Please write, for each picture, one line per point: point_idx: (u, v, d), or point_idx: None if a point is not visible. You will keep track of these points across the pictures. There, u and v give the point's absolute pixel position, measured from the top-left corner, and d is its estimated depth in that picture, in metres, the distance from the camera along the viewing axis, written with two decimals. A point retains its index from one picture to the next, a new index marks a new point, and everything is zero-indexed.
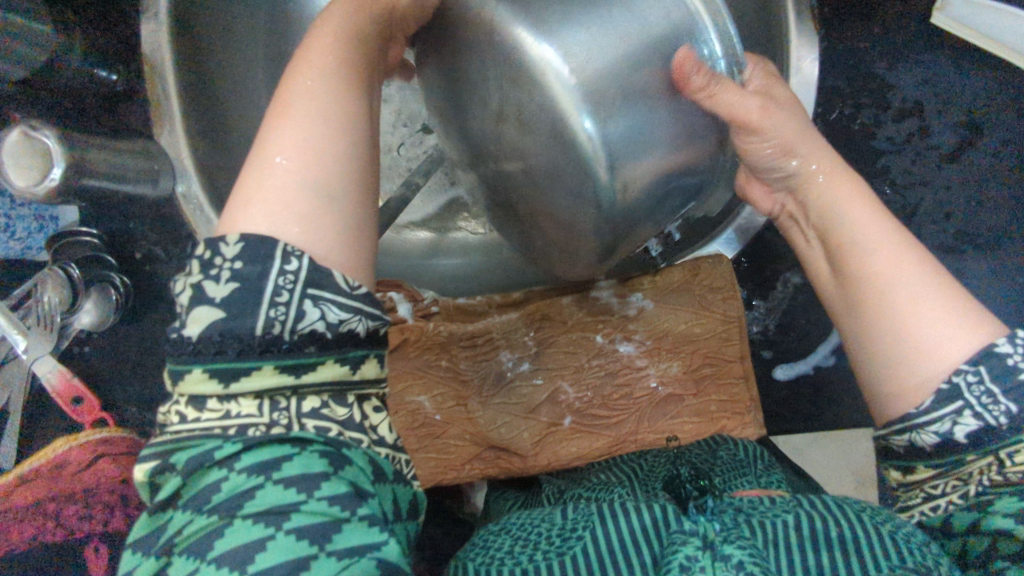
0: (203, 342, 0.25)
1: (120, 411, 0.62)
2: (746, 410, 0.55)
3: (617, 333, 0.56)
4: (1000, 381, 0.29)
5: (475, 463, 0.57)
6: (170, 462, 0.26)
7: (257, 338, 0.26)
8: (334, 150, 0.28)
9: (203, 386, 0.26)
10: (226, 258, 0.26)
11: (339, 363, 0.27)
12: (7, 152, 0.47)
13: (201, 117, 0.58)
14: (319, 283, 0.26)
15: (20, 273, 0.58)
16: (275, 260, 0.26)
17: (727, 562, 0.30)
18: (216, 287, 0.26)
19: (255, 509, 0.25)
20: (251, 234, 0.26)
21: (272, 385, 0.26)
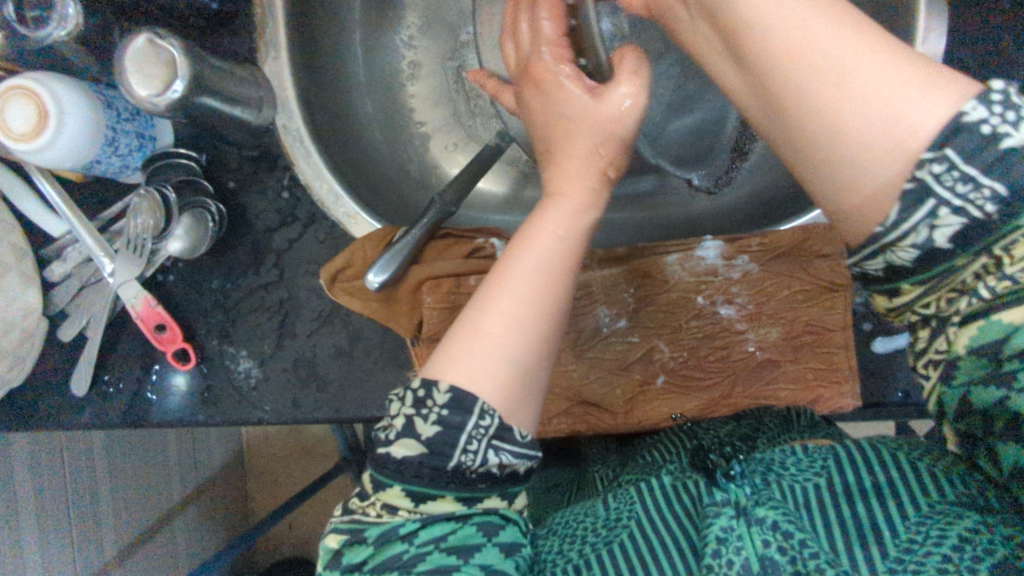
0: (406, 467, 0.36)
1: (201, 345, 0.60)
2: (844, 379, 0.54)
3: (719, 295, 0.56)
4: (973, 160, 0.28)
5: (563, 417, 0.57)
6: (367, 534, 0.37)
7: (448, 470, 0.36)
8: (529, 326, 0.38)
9: (398, 499, 0.36)
10: (436, 403, 0.36)
11: (501, 494, 0.38)
12: (132, 60, 0.46)
13: (304, 48, 0.58)
14: (502, 436, 0.36)
15: (115, 196, 0.58)
16: (474, 414, 0.35)
17: (764, 526, 0.40)
18: (424, 432, 0.35)
19: (426, 569, 0.35)
20: (459, 388, 0.36)
21: (449, 508, 0.36)
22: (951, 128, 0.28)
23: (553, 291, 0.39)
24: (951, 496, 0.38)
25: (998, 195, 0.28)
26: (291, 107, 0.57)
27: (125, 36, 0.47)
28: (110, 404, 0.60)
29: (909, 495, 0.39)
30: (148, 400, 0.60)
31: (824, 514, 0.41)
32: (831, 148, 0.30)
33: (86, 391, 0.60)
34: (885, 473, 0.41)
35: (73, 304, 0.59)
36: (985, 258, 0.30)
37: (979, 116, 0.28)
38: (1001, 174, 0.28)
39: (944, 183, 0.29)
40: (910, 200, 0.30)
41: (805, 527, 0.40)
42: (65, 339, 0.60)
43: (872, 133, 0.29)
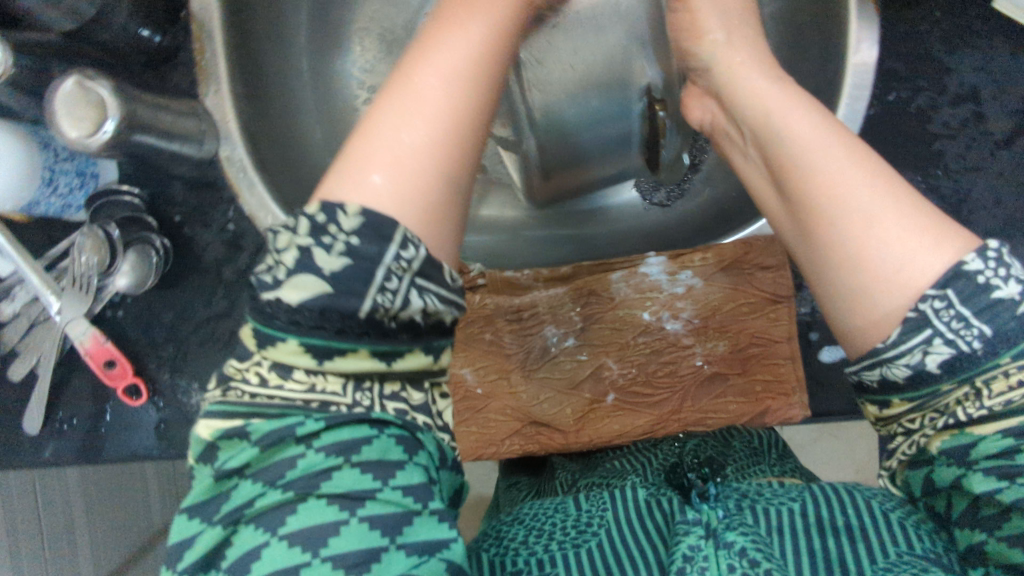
0: (308, 314, 0.29)
1: (153, 379, 0.60)
2: (792, 391, 0.55)
3: (665, 311, 0.56)
4: (969, 303, 0.31)
5: (515, 438, 0.57)
6: (249, 430, 0.30)
7: (360, 317, 0.30)
8: (445, 148, 0.34)
9: (295, 357, 0.30)
10: (343, 230, 0.30)
11: (425, 352, 0.33)
12: (62, 102, 0.46)
13: (245, 79, 0.58)
14: (426, 274, 0.32)
15: (63, 234, 0.59)
16: (394, 244, 0.31)
17: (731, 550, 0.38)
18: (331, 259, 0.30)
19: (332, 491, 0.30)
20: (372, 214, 0.31)
21: (364, 365, 0.31)
22: (949, 275, 0.32)
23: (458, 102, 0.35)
24: (921, 551, 0.37)
25: (984, 334, 0.31)
26: (234, 139, 0.56)
27: (55, 79, 0.47)
28: (65, 442, 0.60)
29: (880, 541, 0.38)
30: (101, 436, 0.60)
31: (797, 542, 0.40)
32: (848, 256, 0.35)
33: (39, 430, 0.60)
34: (859, 518, 0.40)
35: (21, 343, 0.59)
36: (967, 387, 0.32)
37: (975, 268, 0.32)
38: (989, 317, 0.31)
39: (945, 321, 0.32)
40: (910, 325, 0.32)
41: (773, 551, 0.39)
42: (16, 379, 0.60)
43: (883, 264, 0.34)
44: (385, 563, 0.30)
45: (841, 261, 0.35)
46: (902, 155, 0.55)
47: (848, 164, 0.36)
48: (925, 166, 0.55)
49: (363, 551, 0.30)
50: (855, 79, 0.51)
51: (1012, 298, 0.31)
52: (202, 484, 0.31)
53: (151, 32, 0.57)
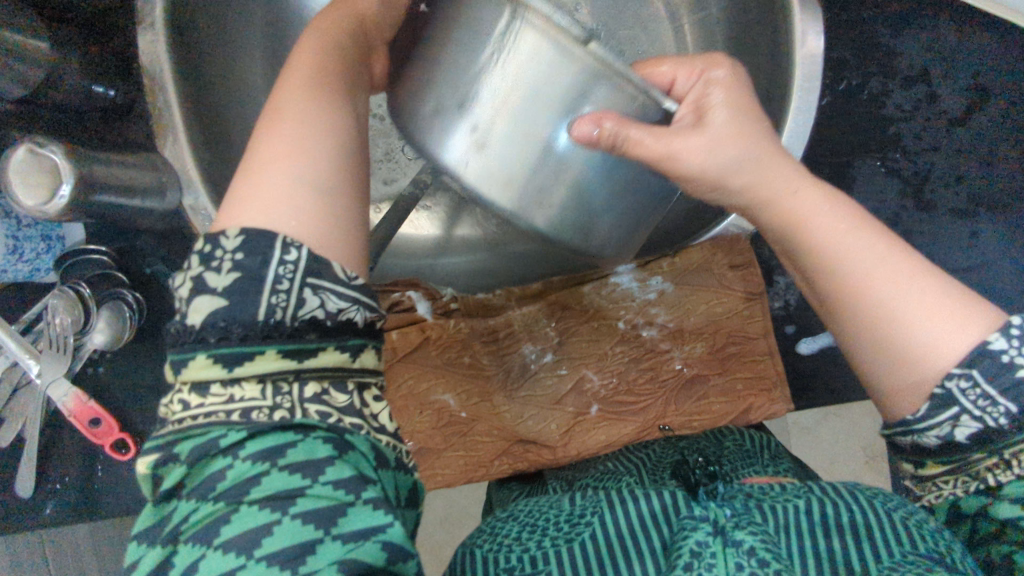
0: (209, 330, 0.27)
1: (142, 430, 0.60)
2: (772, 387, 0.55)
3: (639, 318, 0.56)
4: (996, 383, 0.30)
5: (504, 458, 0.57)
6: (176, 451, 0.27)
7: (259, 323, 0.27)
8: (315, 153, 0.31)
9: (206, 372, 0.27)
10: (226, 250, 0.28)
11: (339, 349, 0.29)
12: (14, 172, 0.46)
13: (203, 125, 0.58)
14: (320, 273, 0.29)
15: (35, 295, 0.59)
16: (276, 251, 0.28)
17: (739, 548, 0.35)
18: (218, 281, 0.28)
19: (261, 495, 0.27)
20: (251, 230, 0.28)
21: (275, 367, 0.28)
22: (976, 354, 0.31)
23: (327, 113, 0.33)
24: (925, 549, 0.34)
25: (1011, 411, 0.30)
26: (194, 188, 0.56)
27: (7, 149, 0.47)
28: (60, 500, 0.61)
29: (886, 539, 0.35)
30: (94, 492, 0.61)
31: (802, 544, 0.37)
32: (879, 332, 0.33)
33: (32, 494, 0.60)
34: (864, 515, 0.37)
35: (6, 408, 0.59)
36: (997, 456, 0.32)
37: (1000, 347, 0.30)
38: (1015, 394, 0.30)
39: (969, 397, 0.31)
40: (938, 401, 0.31)
41: (780, 550, 0.36)
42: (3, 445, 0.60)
43: (922, 341, 0.32)
44: (321, 557, 0.26)
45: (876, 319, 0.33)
46: (859, 142, 0.55)
47: (851, 215, 0.35)
48: (883, 150, 0.55)
49: (296, 551, 0.26)
50: (805, 70, 0.51)
51: None
52: (142, 520, 0.28)
53: (104, 88, 0.57)
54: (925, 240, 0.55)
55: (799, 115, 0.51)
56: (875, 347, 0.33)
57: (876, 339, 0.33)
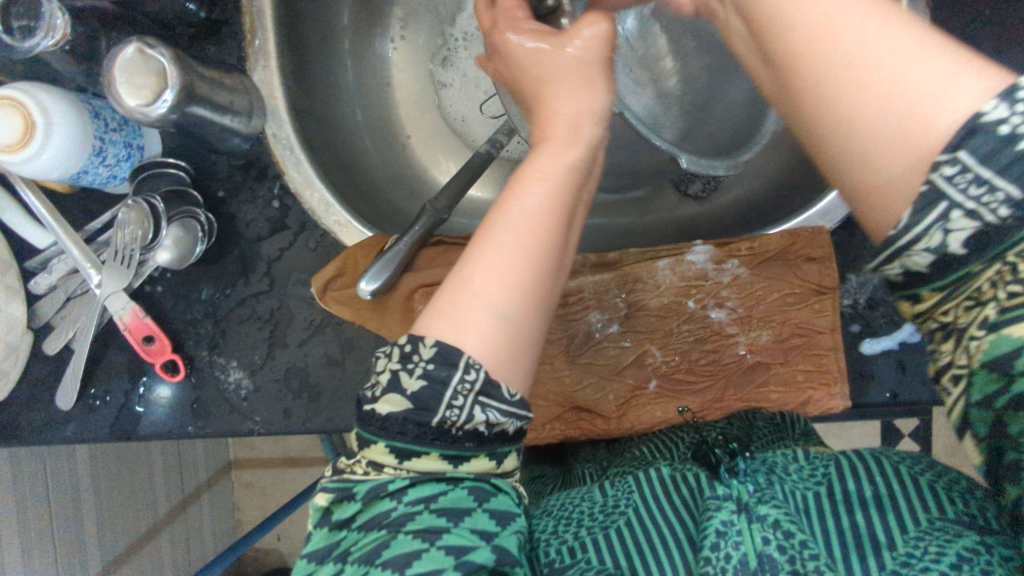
0: (390, 421, 0.33)
1: (191, 356, 0.59)
2: (833, 381, 0.55)
3: (710, 299, 0.56)
4: (987, 160, 0.26)
5: (555, 423, 0.57)
6: (353, 491, 0.35)
7: (432, 426, 0.33)
8: (523, 275, 0.34)
9: (383, 456, 0.34)
10: (423, 358, 0.34)
11: (489, 455, 0.35)
12: (123, 70, 0.46)
13: (294, 57, 0.58)
14: (489, 392, 0.33)
15: (102, 205, 0.58)
16: (459, 368, 0.33)
17: (764, 523, 0.40)
18: (409, 389, 0.33)
19: (416, 527, 0.33)
20: (443, 344, 0.34)
21: (435, 466, 0.34)
22: (968, 128, 0.26)
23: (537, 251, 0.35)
24: (953, 516, 0.38)
25: (1012, 198, 0.27)
26: (280, 116, 0.57)
27: (115, 47, 0.46)
28: (97, 417, 0.59)
29: (910, 509, 0.40)
30: (135, 412, 0.59)
31: (827, 521, 0.41)
32: (835, 128, 0.29)
33: (72, 405, 0.59)
34: (888, 487, 0.41)
35: (58, 316, 0.58)
36: (999, 264, 0.28)
37: (997, 116, 0.26)
38: (1017, 175, 0.26)
39: (959, 188, 0.27)
40: (924, 202, 0.28)
41: (804, 529, 0.40)
42: (50, 353, 0.59)
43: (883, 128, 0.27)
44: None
45: (842, 124, 0.28)
46: None
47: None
48: None
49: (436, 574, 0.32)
50: None
51: None
52: (313, 541, 0.35)
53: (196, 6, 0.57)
54: None
55: None
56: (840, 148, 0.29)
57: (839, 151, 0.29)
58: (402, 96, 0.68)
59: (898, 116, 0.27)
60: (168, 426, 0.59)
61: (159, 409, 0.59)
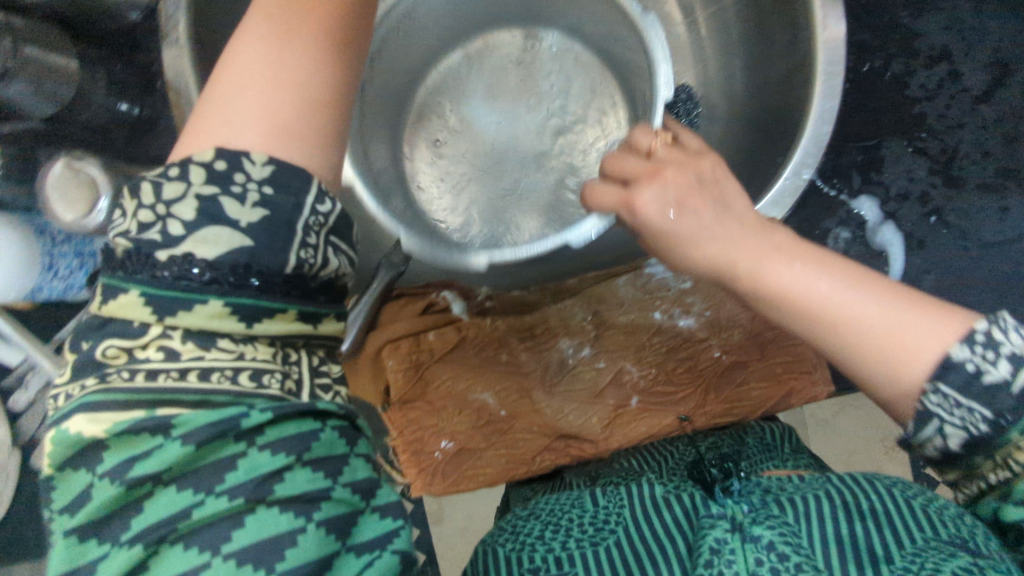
0: (227, 272, 0.26)
1: None
2: (812, 369, 0.56)
3: (675, 308, 0.57)
4: (964, 388, 0.29)
5: (545, 454, 0.57)
6: (157, 417, 0.24)
7: (286, 274, 0.27)
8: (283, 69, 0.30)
9: (215, 324, 0.26)
10: (249, 178, 0.27)
11: (337, 317, 0.31)
12: (52, 186, 0.46)
13: None
14: (338, 230, 0.30)
15: (68, 315, 0.59)
16: (250, 166, 0.27)
17: (759, 544, 0.37)
18: (183, 221, 0.26)
19: (284, 495, 0.25)
20: (280, 162, 0.28)
21: (290, 331, 0.28)
22: (940, 366, 0.29)
23: (310, 65, 0.31)
24: (947, 536, 0.35)
25: (989, 416, 0.28)
26: None
27: (44, 165, 0.47)
28: None
29: (907, 526, 0.37)
30: None
31: (826, 529, 0.38)
32: (826, 346, 0.32)
33: None
34: (884, 505, 0.39)
35: (41, 429, 0.59)
36: (1001, 459, 0.29)
37: (963, 356, 0.29)
38: (988, 399, 0.28)
39: (941, 407, 0.29)
40: (918, 416, 0.30)
41: (800, 540, 0.37)
42: (39, 466, 0.59)
43: (871, 338, 0.31)
44: (343, 566, 0.26)
45: (817, 331, 0.32)
46: (886, 122, 0.55)
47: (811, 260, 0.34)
48: (909, 131, 0.55)
49: (320, 565, 0.25)
50: (828, 54, 0.51)
51: (1007, 376, 0.28)
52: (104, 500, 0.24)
53: (129, 105, 0.58)
54: (956, 217, 0.55)
55: (815, 132, 0.51)
56: (852, 362, 0.32)
57: (847, 365, 0.32)
58: None
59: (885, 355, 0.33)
60: None
61: None
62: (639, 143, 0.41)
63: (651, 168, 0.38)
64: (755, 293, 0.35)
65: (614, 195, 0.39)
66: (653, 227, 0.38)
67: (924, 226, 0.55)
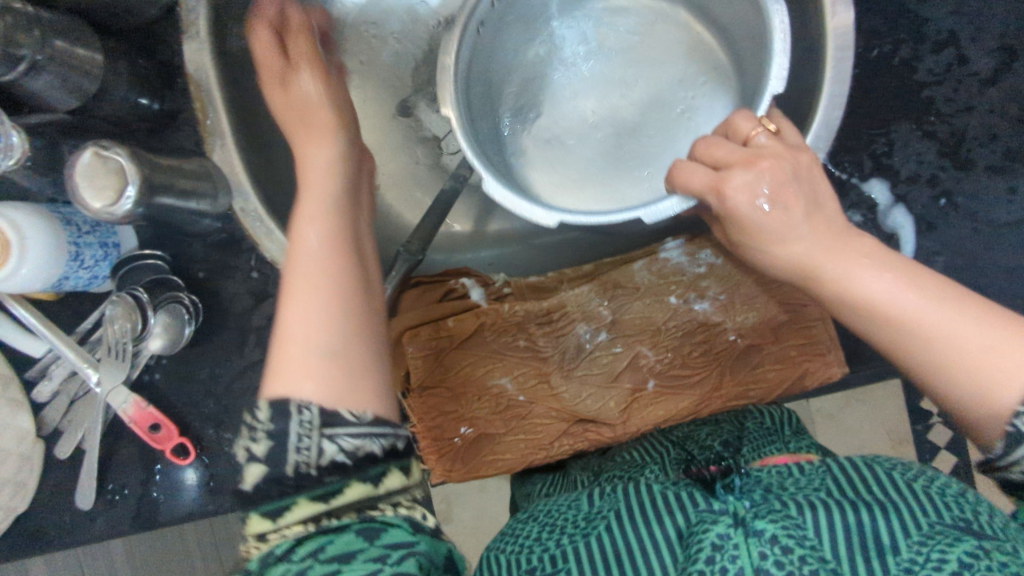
0: (257, 492, 0.36)
1: (200, 436, 0.60)
2: (827, 351, 0.56)
3: (691, 292, 0.57)
4: None
5: (564, 439, 0.58)
6: None
7: (292, 475, 0.36)
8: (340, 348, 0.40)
9: (261, 527, 0.36)
10: (273, 429, 0.37)
11: (362, 480, 0.36)
12: (82, 174, 0.48)
13: (247, 133, 0.59)
14: (331, 424, 0.37)
15: (91, 306, 0.60)
16: (293, 414, 0.36)
17: (762, 538, 0.37)
18: (262, 447, 0.36)
19: None
20: (275, 399, 0.37)
21: (310, 510, 0.36)
22: None
23: (338, 325, 0.41)
24: (949, 520, 0.36)
25: None
26: (244, 190, 0.56)
27: (71, 154, 0.48)
28: (118, 512, 0.60)
29: (911, 510, 0.37)
30: (155, 499, 0.60)
31: (832, 514, 0.37)
32: (928, 356, 0.36)
33: (91, 503, 0.60)
34: (885, 493, 0.38)
35: (65, 420, 0.59)
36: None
37: None
38: None
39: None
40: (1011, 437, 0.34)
41: (805, 531, 0.37)
42: (63, 456, 0.60)
43: (968, 360, 0.35)
44: None
45: (914, 341, 0.36)
46: (895, 106, 0.56)
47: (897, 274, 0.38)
48: (918, 115, 0.56)
49: None
50: (836, 42, 0.51)
51: None
52: None
53: (149, 100, 0.58)
54: (965, 199, 0.56)
55: (824, 118, 0.52)
56: (949, 381, 0.35)
57: (942, 380, 0.36)
58: None
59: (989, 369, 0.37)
60: (188, 508, 0.60)
61: (176, 494, 0.60)
62: (740, 130, 0.46)
63: (746, 158, 0.42)
64: (845, 302, 0.39)
65: (704, 178, 0.43)
66: (740, 216, 0.42)
67: (934, 209, 0.56)
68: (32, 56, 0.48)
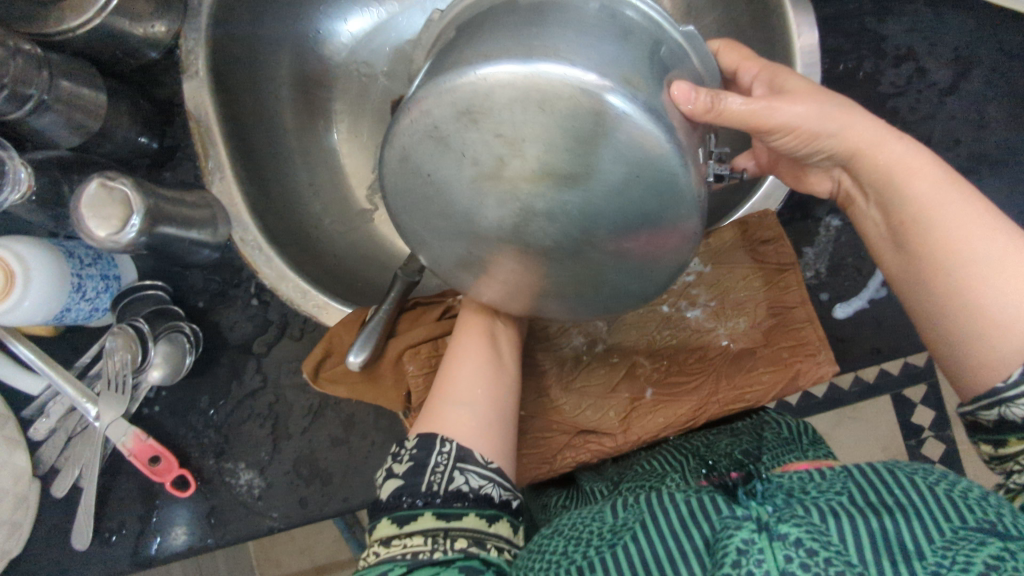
0: (390, 498, 0.40)
1: (199, 467, 0.59)
2: (817, 350, 0.56)
3: (682, 301, 0.60)
4: None
5: (567, 452, 0.58)
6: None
7: (422, 491, 0.39)
8: (493, 420, 0.46)
9: (386, 530, 0.39)
10: (408, 449, 0.42)
11: (478, 514, 0.40)
12: (88, 202, 0.49)
13: (245, 165, 0.61)
14: (464, 458, 0.42)
15: (90, 341, 0.61)
16: (436, 446, 0.42)
17: (786, 542, 0.31)
18: (399, 471, 0.41)
19: None
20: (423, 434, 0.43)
21: (430, 524, 0.38)
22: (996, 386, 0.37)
23: (482, 398, 0.47)
24: (973, 523, 0.31)
25: None
26: (244, 221, 0.59)
27: (78, 184, 0.49)
28: (115, 552, 0.58)
29: (934, 515, 0.32)
30: (154, 535, 0.58)
31: (856, 521, 0.32)
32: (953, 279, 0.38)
33: (88, 545, 0.58)
34: (910, 496, 0.33)
35: (62, 458, 0.59)
36: None
37: None
38: None
39: None
40: None
41: (830, 538, 0.32)
42: (59, 496, 0.58)
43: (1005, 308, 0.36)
44: None
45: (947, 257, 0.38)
46: None
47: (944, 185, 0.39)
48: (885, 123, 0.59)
49: None
50: (805, 59, 0.55)
51: None
52: None
53: (149, 139, 0.61)
54: None
55: None
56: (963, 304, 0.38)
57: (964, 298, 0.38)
58: (357, 183, 0.71)
59: (938, 239, 0.39)
60: (188, 543, 0.58)
61: (175, 529, 0.59)
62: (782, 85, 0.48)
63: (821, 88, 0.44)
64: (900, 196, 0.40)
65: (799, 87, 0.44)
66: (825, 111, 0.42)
67: None
68: (39, 95, 0.49)
